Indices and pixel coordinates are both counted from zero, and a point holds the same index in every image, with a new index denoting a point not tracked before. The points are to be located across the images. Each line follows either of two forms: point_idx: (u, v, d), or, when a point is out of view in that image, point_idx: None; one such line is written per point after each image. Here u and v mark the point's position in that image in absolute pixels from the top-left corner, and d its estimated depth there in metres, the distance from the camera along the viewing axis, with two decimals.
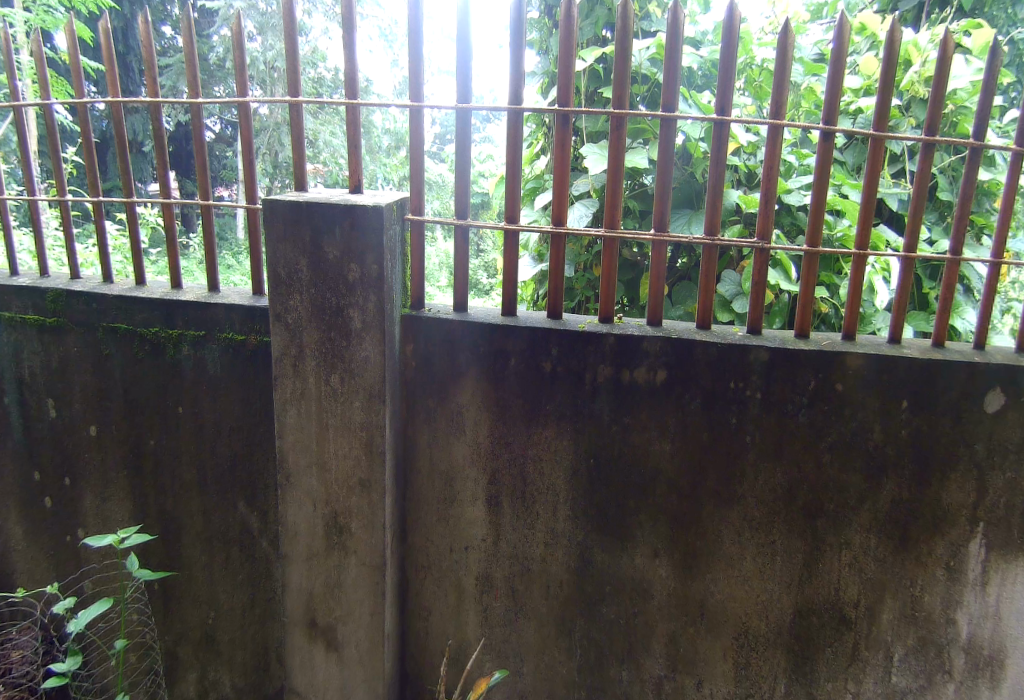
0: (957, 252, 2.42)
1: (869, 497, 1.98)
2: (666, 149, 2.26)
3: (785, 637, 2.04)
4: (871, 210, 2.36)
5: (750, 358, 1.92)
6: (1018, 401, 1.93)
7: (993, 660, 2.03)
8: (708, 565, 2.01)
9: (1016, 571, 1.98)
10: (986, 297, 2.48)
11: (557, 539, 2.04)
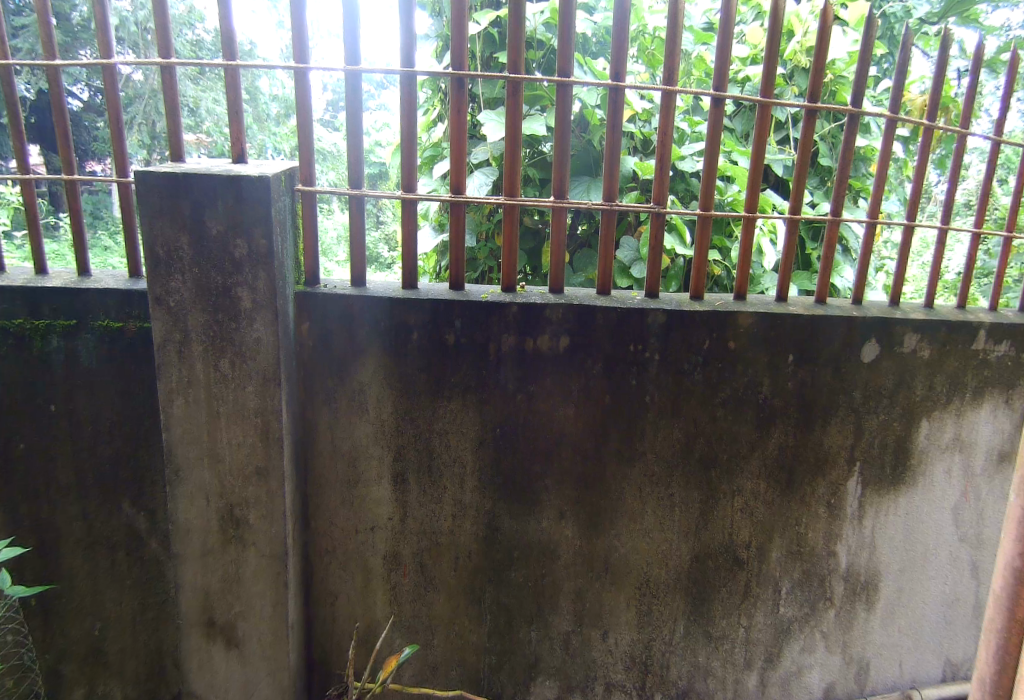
0: (837, 214, 2.58)
1: (759, 446, 2.11)
2: (563, 116, 2.25)
3: (683, 582, 2.15)
4: (758, 175, 2.46)
5: (647, 320, 1.98)
6: (888, 350, 2.15)
7: (869, 585, 2.28)
8: (612, 522, 2.08)
9: (888, 504, 2.25)
10: (864, 256, 2.65)
11: (464, 510, 2.03)
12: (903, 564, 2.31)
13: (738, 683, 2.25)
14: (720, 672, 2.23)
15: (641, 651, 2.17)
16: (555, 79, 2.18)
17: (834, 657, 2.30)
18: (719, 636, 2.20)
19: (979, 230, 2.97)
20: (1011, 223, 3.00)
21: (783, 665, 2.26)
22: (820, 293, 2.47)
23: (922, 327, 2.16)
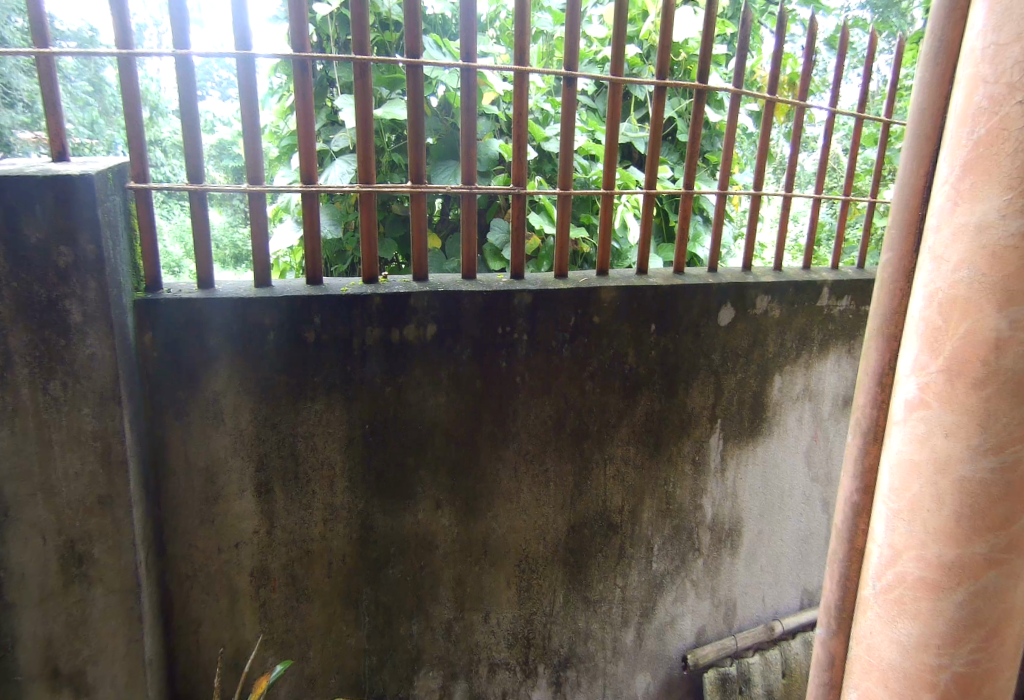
0: (690, 186, 2.73)
1: (627, 415, 2.22)
2: (416, 99, 2.20)
3: (560, 554, 2.22)
4: (613, 152, 2.54)
5: (514, 301, 2.00)
6: (743, 313, 2.34)
7: (732, 531, 2.50)
8: (490, 504, 2.10)
9: (744, 456, 2.46)
10: (717, 224, 2.83)
11: (336, 513, 1.96)
12: (762, 508, 2.57)
13: (617, 641, 2.37)
14: (599, 634, 2.34)
15: (523, 626, 2.23)
16: (405, 60, 2.12)
17: (703, 601, 2.51)
18: (597, 599, 2.31)
19: (817, 195, 3.27)
20: (845, 187, 3.30)
21: (658, 617, 2.42)
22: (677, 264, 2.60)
23: (772, 289, 2.38)
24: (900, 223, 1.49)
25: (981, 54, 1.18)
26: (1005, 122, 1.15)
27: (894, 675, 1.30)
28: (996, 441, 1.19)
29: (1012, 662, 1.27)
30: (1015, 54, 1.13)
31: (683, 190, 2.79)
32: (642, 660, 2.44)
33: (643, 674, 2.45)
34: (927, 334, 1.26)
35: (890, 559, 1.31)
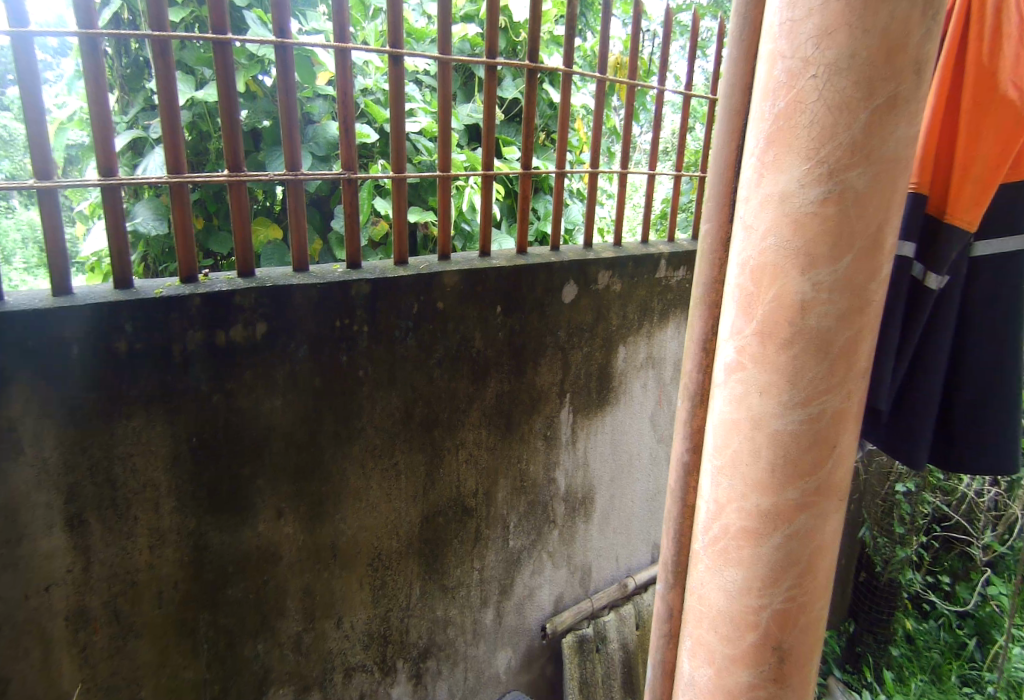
0: (528, 167, 2.79)
1: (477, 399, 2.27)
2: (225, 76, 2.01)
3: (414, 546, 2.22)
4: (447, 135, 2.52)
5: (351, 292, 1.93)
6: (586, 289, 2.52)
7: (584, 498, 2.68)
8: (337, 505, 2.03)
9: (589, 427, 2.64)
10: (557, 203, 2.91)
11: (163, 537, 1.79)
12: (613, 473, 2.78)
13: (476, 622, 2.44)
14: (458, 619, 2.38)
15: (379, 624, 2.19)
16: (209, 37, 1.93)
17: (560, 570, 2.68)
18: (454, 585, 2.34)
19: (652, 171, 3.43)
20: (676, 164, 3.51)
21: (515, 592, 2.52)
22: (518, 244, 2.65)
23: (611, 264, 2.57)
24: (715, 198, 1.61)
25: (780, 32, 1.28)
26: (801, 97, 1.26)
27: (721, 619, 1.40)
28: (804, 394, 1.31)
29: (825, 594, 1.39)
30: (809, 31, 1.24)
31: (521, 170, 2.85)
32: (502, 636, 2.53)
33: (504, 650, 2.55)
34: (741, 300, 1.38)
35: (715, 513, 1.41)
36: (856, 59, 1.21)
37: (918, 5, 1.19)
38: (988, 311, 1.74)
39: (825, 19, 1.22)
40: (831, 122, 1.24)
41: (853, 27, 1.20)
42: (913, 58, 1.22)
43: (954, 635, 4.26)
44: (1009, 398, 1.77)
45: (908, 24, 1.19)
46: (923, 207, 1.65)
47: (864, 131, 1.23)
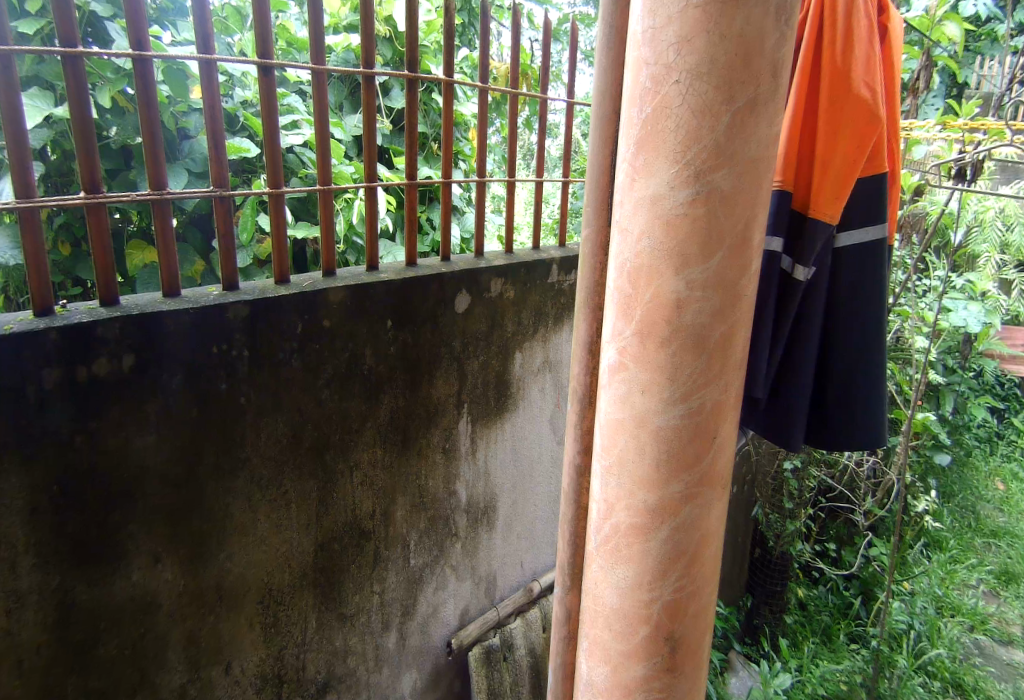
0: (412, 177, 2.75)
1: (371, 417, 2.23)
2: (77, 91, 1.84)
3: (309, 577, 2.13)
4: (325, 147, 2.45)
5: (227, 315, 1.84)
6: (479, 298, 2.55)
7: (485, 507, 2.72)
8: (222, 542, 1.92)
9: (487, 437, 2.68)
10: (444, 213, 2.91)
11: (24, 600, 1.60)
12: (513, 480, 2.85)
13: (378, 647, 2.38)
14: (358, 647, 2.32)
15: (272, 664, 2.09)
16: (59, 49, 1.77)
17: (464, 583, 2.69)
18: (352, 613, 2.28)
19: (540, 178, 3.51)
20: (563, 170, 3.59)
21: (418, 612, 2.50)
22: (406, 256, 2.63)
23: (502, 271, 2.62)
24: (595, 202, 1.66)
25: (644, 40, 1.34)
26: (666, 101, 1.32)
27: (614, 617, 1.44)
28: (684, 390, 1.35)
29: (711, 582, 1.45)
30: (670, 38, 1.30)
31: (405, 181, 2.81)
32: (407, 658, 2.50)
33: (409, 671, 2.51)
34: (621, 302, 1.42)
35: (605, 512, 1.45)
36: (716, 64, 1.27)
37: (770, 13, 1.26)
38: (850, 300, 1.88)
39: (684, 27, 1.28)
40: (696, 125, 1.30)
41: (711, 33, 1.26)
42: (768, 62, 1.29)
43: (841, 596, 4.61)
44: (872, 381, 1.91)
45: (761, 31, 1.27)
46: (788, 203, 1.79)
47: (726, 134, 1.29)
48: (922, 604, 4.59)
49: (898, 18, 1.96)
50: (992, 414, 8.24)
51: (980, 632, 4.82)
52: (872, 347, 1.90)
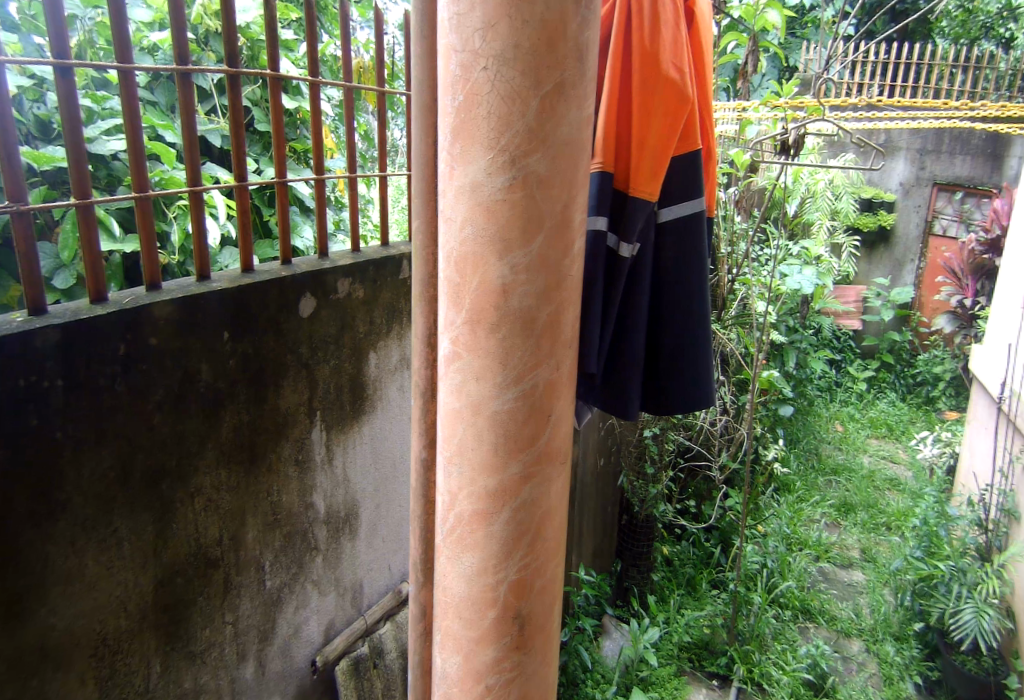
0: (242, 177, 2.55)
1: (211, 437, 2.08)
2: None
3: (150, 617, 1.95)
4: (140, 154, 2.11)
5: (35, 343, 1.61)
6: (324, 300, 2.48)
7: (345, 515, 2.65)
8: (42, 597, 1.67)
9: (342, 443, 2.61)
10: (282, 214, 2.71)
11: None
12: (375, 483, 2.81)
13: (236, 680, 2.24)
14: (212, 684, 2.16)
15: None
16: None
17: (327, 597, 2.62)
18: (203, 649, 2.12)
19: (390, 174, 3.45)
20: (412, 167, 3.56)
21: (278, 635, 2.39)
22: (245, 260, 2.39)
23: (348, 272, 2.57)
24: (419, 192, 1.63)
25: (451, 26, 1.34)
26: (476, 88, 1.31)
27: (464, 605, 1.45)
28: (516, 373, 1.37)
29: (555, 557, 1.49)
30: (474, 23, 1.29)
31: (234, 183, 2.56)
32: (268, 684, 2.37)
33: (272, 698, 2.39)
34: (450, 292, 1.42)
35: (448, 504, 1.45)
36: (521, 50, 1.28)
37: None
38: (673, 272, 2.00)
39: (487, 13, 1.28)
40: (507, 111, 1.31)
41: (513, 18, 1.27)
42: (572, 46, 1.31)
43: (702, 547, 4.99)
44: (697, 348, 2.05)
45: (563, 14, 1.28)
46: (611, 181, 1.85)
47: (537, 118, 1.31)
48: (773, 544, 5.09)
49: (703, 4, 2.11)
50: (828, 366, 9.23)
51: (824, 561, 5.45)
52: (697, 315, 2.04)
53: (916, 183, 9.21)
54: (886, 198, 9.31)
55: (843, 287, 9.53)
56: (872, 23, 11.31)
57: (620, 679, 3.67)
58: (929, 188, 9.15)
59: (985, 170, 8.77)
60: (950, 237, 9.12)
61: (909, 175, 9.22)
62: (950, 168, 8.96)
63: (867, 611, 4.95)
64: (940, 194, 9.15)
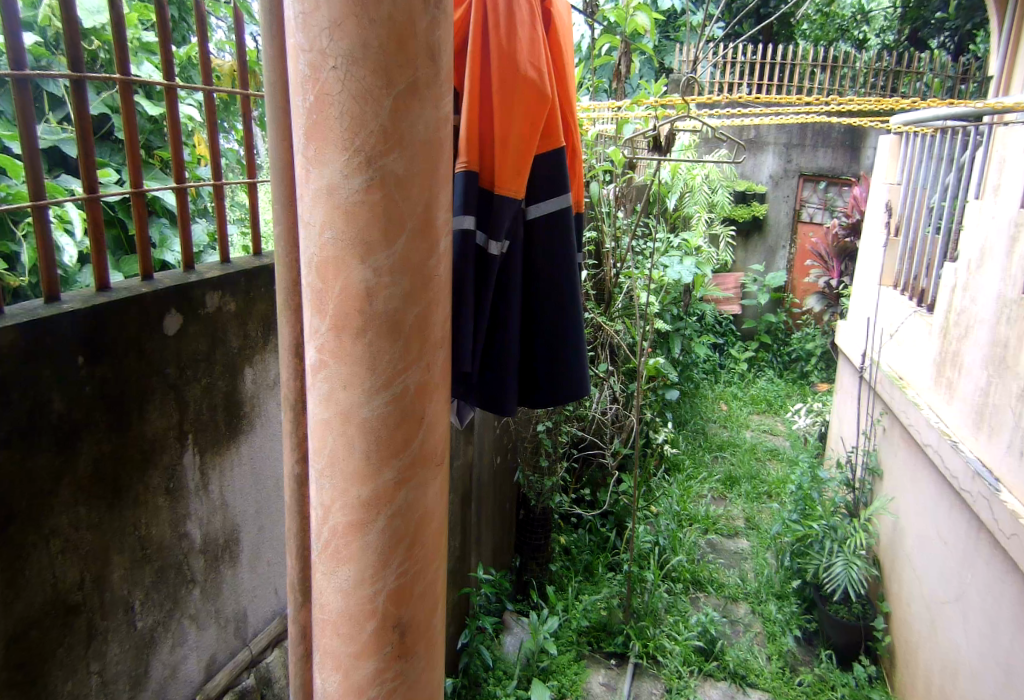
0: (93, 188, 2.19)
1: (68, 471, 1.89)
2: None
3: (4, 678, 1.73)
4: None
5: None
6: (192, 316, 2.33)
7: (224, 543, 2.51)
8: None
9: (218, 466, 2.47)
10: (141, 223, 2.38)
11: None
12: (257, 505, 2.69)
13: None
14: None
15: None
16: None
17: (207, 630, 2.46)
18: None
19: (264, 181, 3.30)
20: None
21: (152, 679, 2.22)
22: (98, 282, 2.08)
23: (218, 285, 2.44)
24: (278, 196, 1.56)
25: (297, 25, 1.29)
26: (326, 88, 1.27)
27: (341, 620, 1.41)
28: (385, 377, 1.35)
29: (435, 560, 1.49)
30: (320, 22, 1.26)
31: (84, 195, 2.22)
32: None
33: None
34: (312, 298, 1.37)
35: (322, 517, 1.41)
36: (369, 49, 1.26)
37: None
38: (545, 267, 2.05)
39: (332, 11, 1.24)
40: (359, 111, 1.27)
41: (360, 17, 1.24)
42: (424, 45, 1.29)
43: (598, 533, 5.17)
44: (572, 339, 2.12)
45: (410, 13, 1.26)
46: (476, 179, 1.86)
47: (390, 118, 1.28)
48: (664, 523, 5.35)
49: (559, 2, 2.17)
50: (712, 349, 9.79)
51: (712, 533, 5.80)
52: (570, 308, 2.10)
53: (784, 175, 9.97)
54: (758, 190, 9.99)
55: (722, 276, 10.11)
56: (740, 27, 12.10)
57: (520, 673, 3.74)
58: (796, 179, 9.95)
59: (844, 161, 9.77)
60: (816, 223, 10.03)
61: (778, 167, 9.97)
62: (814, 161, 9.83)
63: (751, 575, 5.27)
64: (806, 185, 9.99)
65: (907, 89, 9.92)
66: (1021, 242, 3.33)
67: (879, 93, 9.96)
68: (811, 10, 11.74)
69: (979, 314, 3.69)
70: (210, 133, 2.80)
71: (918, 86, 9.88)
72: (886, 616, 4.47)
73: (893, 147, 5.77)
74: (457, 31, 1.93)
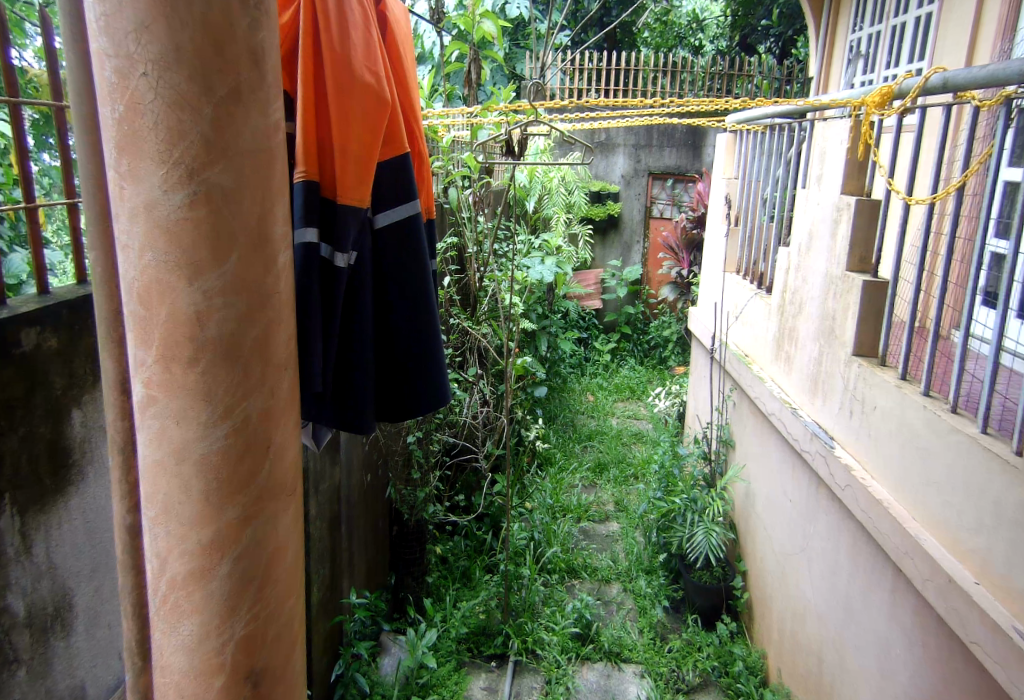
0: None
1: None
2: None
3: None
4: None
5: None
6: (5, 356, 2.06)
7: (55, 611, 2.25)
8: None
9: (45, 524, 2.21)
10: None
11: None
12: (93, 563, 2.44)
13: None
14: None
15: None
16: None
17: None
18: None
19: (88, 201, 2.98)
20: None
21: None
22: None
23: (37, 320, 2.18)
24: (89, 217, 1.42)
25: (99, 28, 1.18)
26: (136, 96, 1.18)
27: (186, 677, 1.32)
28: (224, 407, 1.27)
29: (290, 598, 1.43)
30: (126, 26, 1.16)
31: None
32: None
33: None
34: (135, 328, 1.27)
35: (159, 569, 1.31)
36: (184, 53, 1.17)
37: None
38: (395, 277, 2.03)
39: (140, 12, 1.15)
40: (176, 120, 1.19)
41: (171, 18, 1.15)
42: (246, 49, 1.23)
43: (474, 537, 5.22)
44: (429, 346, 2.12)
45: (227, 15, 1.19)
46: (316, 190, 1.80)
47: (213, 127, 1.20)
48: (537, 517, 5.51)
49: (394, 6, 2.16)
50: (577, 344, 10.21)
51: (583, 520, 6.06)
52: (425, 315, 2.10)
53: (634, 174, 10.59)
54: (611, 189, 10.55)
55: (583, 273, 10.57)
56: (585, 33, 12.69)
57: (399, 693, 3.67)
58: (645, 178, 10.60)
59: (688, 158, 10.56)
60: (666, 218, 10.74)
61: (628, 168, 10.57)
62: (661, 159, 10.53)
63: (622, 555, 5.56)
64: (655, 183, 10.67)
65: (738, 90, 10.88)
66: (842, 224, 3.75)
67: (715, 95, 10.86)
68: (650, 18, 12.57)
69: (810, 292, 4.14)
70: (17, 149, 2.47)
71: (749, 87, 10.88)
72: (743, 574, 4.90)
73: (729, 145, 6.32)
74: (285, 35, 1.85)
